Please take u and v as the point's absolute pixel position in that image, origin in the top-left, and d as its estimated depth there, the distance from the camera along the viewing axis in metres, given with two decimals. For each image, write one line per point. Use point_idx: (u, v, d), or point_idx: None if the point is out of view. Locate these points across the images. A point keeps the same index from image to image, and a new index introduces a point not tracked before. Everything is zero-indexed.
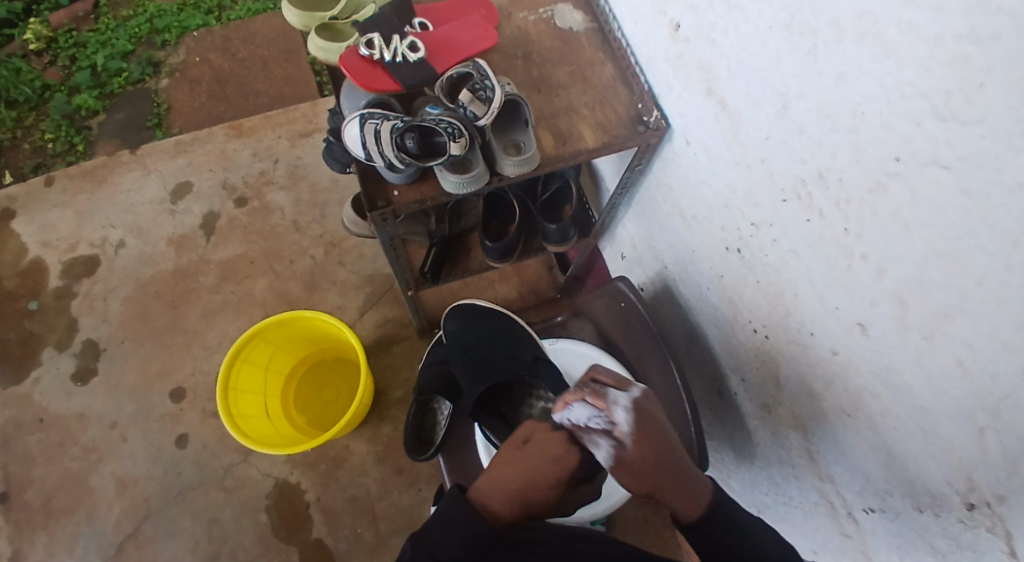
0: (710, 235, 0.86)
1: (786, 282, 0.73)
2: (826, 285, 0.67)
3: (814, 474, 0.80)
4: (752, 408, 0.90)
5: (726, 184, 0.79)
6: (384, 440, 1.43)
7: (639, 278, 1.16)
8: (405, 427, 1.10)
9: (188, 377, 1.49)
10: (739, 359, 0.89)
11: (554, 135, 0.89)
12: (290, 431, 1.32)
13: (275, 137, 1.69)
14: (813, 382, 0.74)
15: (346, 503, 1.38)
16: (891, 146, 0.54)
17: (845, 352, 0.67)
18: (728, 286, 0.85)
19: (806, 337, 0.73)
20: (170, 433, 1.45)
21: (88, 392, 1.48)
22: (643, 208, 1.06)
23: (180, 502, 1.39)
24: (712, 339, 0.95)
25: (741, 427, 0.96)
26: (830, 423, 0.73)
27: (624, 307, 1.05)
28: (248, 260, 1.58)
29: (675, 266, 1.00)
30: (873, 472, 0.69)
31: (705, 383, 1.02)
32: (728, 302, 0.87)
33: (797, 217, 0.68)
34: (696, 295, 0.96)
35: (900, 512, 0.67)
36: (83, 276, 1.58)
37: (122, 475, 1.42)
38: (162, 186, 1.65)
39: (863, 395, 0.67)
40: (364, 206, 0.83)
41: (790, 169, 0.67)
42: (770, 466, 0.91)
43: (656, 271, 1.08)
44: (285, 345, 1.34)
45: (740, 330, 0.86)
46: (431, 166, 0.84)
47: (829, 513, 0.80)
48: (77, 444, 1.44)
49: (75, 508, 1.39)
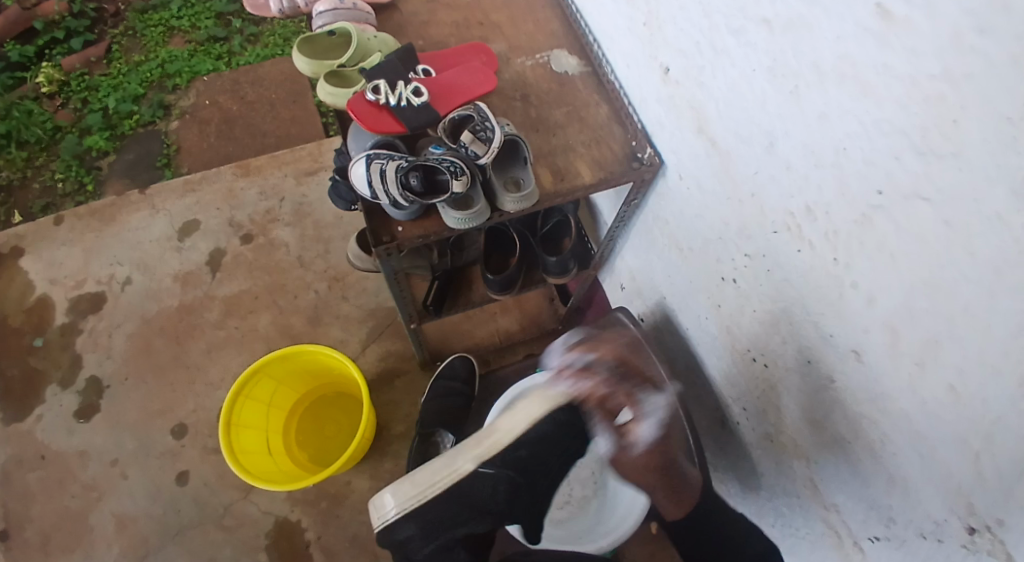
0: (706, 268, 0.88)
1: (782, 313, 0.75)
2: (822, 318, 0.68)
3: (819, 503, 0.81)
4: (755, 437, 0.91)
5: (720, 217, 0.81)
6: (386, 476, 1.43)
7: (638, 309, 1.18)
8: (402, 506, 0.82)
9: (190, 413, 1.51)
10: (739, 389, 0.90)
11: (552, 172, 0.92)
12: (291, 467, 1.33)
13: (282, 176, 1.73)
14: (811, 407, 0.75)
15: (347, 542, 1.38)
16: (875, 180, 0.57)
17: (842, 379, 0.68)
18: (726, 316, 0.87)
19: (803, 365, 0.74)
20: (171, 470, 1.46)
21: (90, 429, 1.50)
22: (640, 241, 1.08)
23: (179, 541, 1.40)
24: (711, 369, 0.97)
25: (744, 456, 0.96)
26: (831, 450, 0.74)
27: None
28: (252, 296, 1.60)
29: (673, 297, 1.02)
30: (875, 499, 0.70)
31: (706, 413, 1.03)
32: (726, 333, 0.88)
33: (789, 248, 0.70)
34: (696, 327, 0.97)
35: (904, 540, 0.68)
36: (89, 313, 1.60)
37: (121, 513, 1.43)
38: (170, 223, 1.68)
39: (862, 423, 0.68)
40: (369, 241, 0.85)
41: (780, 202, 0.69)
42: (775, 496, 0.91)
43: (656, 302, 1.09)
44: (287, 381, 1.35)
45: (739, 358, 0.87)
46: (434, 204, 0.86)
47: (835, 544, 0.80)
48: (77, 482, 1.45)
49: (74, 547, 1.40)
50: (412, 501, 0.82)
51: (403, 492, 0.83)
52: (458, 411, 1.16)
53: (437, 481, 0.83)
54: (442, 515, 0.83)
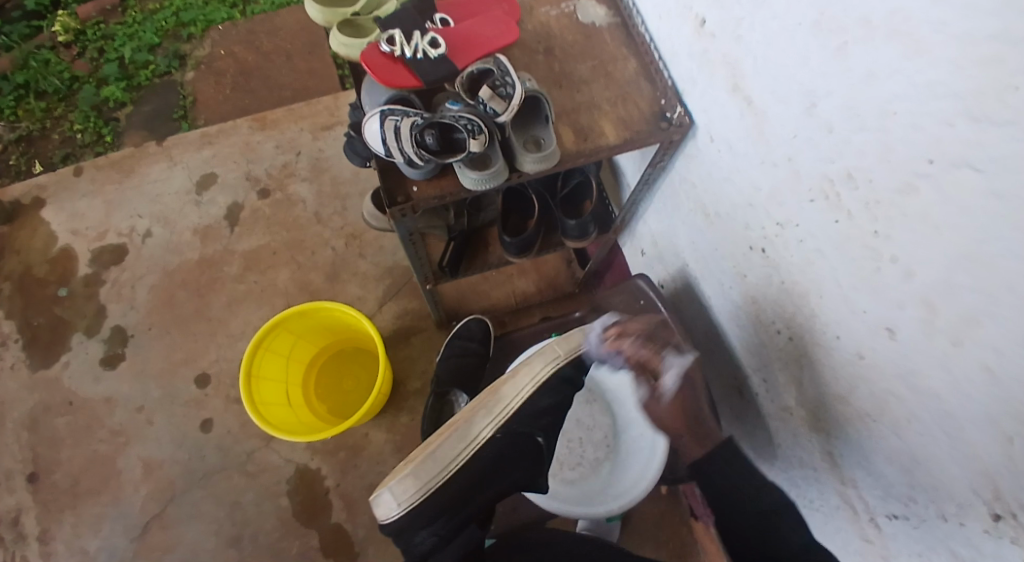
0: (734, 235, 0.85)
1: (811, 283, 0.72)
2: (853, 289, 0.66)
3: (836, 477, 0.80)
4: (774, 408, 0.89)
5: (751, 183, 0.78)
6: (402, 430, 1.46)
7: (658, 275, 1.16)
8: (424, 488, 0.80)
9: (212, 364, 1.54)
10: (759, 358, 0.88)
11: (575, 131, 0.89)
12: (311, 419, 1.34)
13: (298, 130, 1.70)
14: (834, 382, 0.73)
15: (364, 490, 1.44)
16: (922, 147, 0.53)
17: (871, 355, 0.66)
18: (751, 285, 0.85)
19: (830, 339, 0.72)
20: (196, 418, 1.52)
21: (116, 377, 1.55)
22: (663, 206, 1.05)
23: (204, 485, 1.48)
24: (732, 338, 0.95)
25: (761, 426, 0.95)
26: (854, 427, 0.73)
27: (643, 304, 1.06)
28: (271, 251, 1.60)
29: (695, 263, 1.00)
30: (896, 477, 0.69)
31: (722, 382, 1.02)
32: (750, 301, 0.86)
33: (824, 217, 0.67)
34: (717, 294, 0.95)
35: (924, 519, 0.66)
36: (112, 264, 1.62)
37: (147, 458, 1.50)
38: (187, 176, 1.67)
39: (889, 400, 0.66)
40: (383, 201, 0.83)
41: (817, 168, 0.66)
42: (790, 467, 0.90)
43: (677, 269, 1.07)
44: (306, 336, 1.34)
45: (762, 329, 0.85)
46: (451, 162, 0.83)
47: (850, 518, 0.80)
48: (104, 427, 1.52)
49: (102, 490, 1.49)
50: (431, 482, 0.81)
51: (421, 475, 0.81)
52: (474, 375, 1.15)
53: (455, 459, 0.82)
54: (462, 488, 0.81)
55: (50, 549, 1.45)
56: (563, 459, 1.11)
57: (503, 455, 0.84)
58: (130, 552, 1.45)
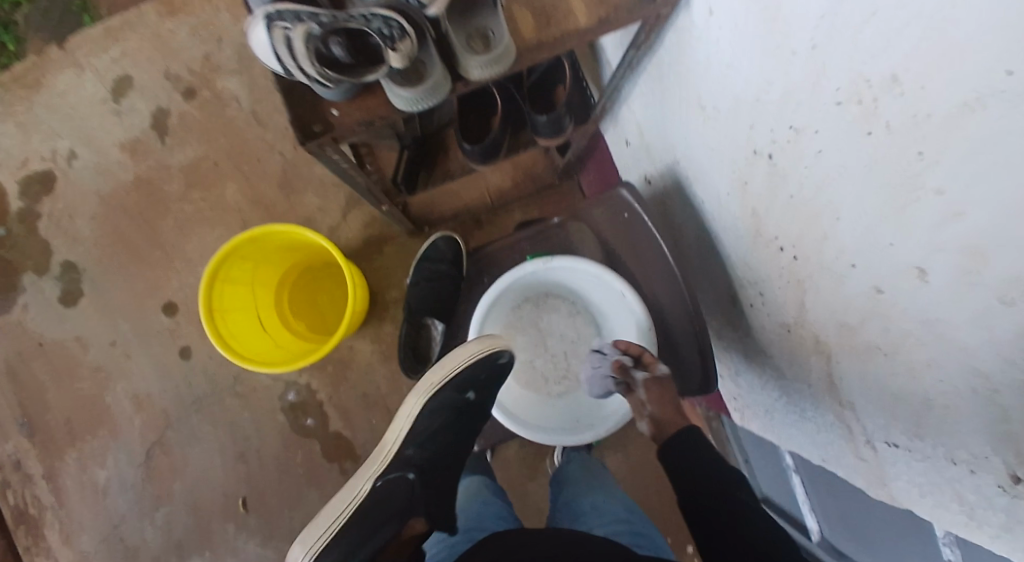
0: (736, 135, 0.69)
1: (824, 201, 0.58)
2: (875, 215, 0.51)
3: (834, 400, 0.70)
4: (772, 324, 0.79)
5: (761, 75, 0.61)
6: (387, 340, 1.41)
7: (645, 168, 1.02)
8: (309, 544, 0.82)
9: (177, 292, 1.45)
10: (757, 274, 0.77)
11: (534, 13, 0.72)
12: (291, 342, 1.28)
13: (214, 11, 1.45)
14: (842, 310, 0.61)
15: (358, 400, 1.41)
16: (995, 52, 0.36)
17: (891, 291, 0.53)
18: (752, 195, 0.71)
19: (844, 267, 0.58)
20: (173, 348, 1.45)
21: (81, 315, 1.46)
22: (650, 91, 0.89)
23: (199, 409, 1.45)
24: (729, 249, 0.83)
25: (754, 334, 0.86)
26: (861, 359, 0.61)
27: (627, 218, 0.96)
28: (212, 162, 1.44)
29: (688, 165, 0.85)
30: (902, 412, 0.57)
31: (716, 293, 0.94)
32: (750, 213, 0.73)
33: (853, 127, 0.51)
34: (716, 202, 0.81)
35: (927, 457, 0.56)
36: (43, 195, 1.46)
37: (135, 391, 1.46)
38: (101, 83, 1.46)
39: (906, 343, 0.53)
40: (297, 136, 0.70)
41: (851, 63, 0.48)
42: (784, 380, 0.82)
43: (667, 167, 0.93)
44: (267, 259, 1.23)
45: (764, 245, 0.72)
46: (369, 76, 0.68)
47: (845, 437, 0.71)
48: (83, 366, 1.47)
49: (98, 425, 1.47)
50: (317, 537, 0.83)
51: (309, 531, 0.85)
52: (449, 302, 1.07)
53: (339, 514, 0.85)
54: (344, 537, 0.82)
55: (58, 486, 1.47)
56: (548, 373, 1.05)
57: (390, 495, 0.86)
58: (140, 476, 1.47)
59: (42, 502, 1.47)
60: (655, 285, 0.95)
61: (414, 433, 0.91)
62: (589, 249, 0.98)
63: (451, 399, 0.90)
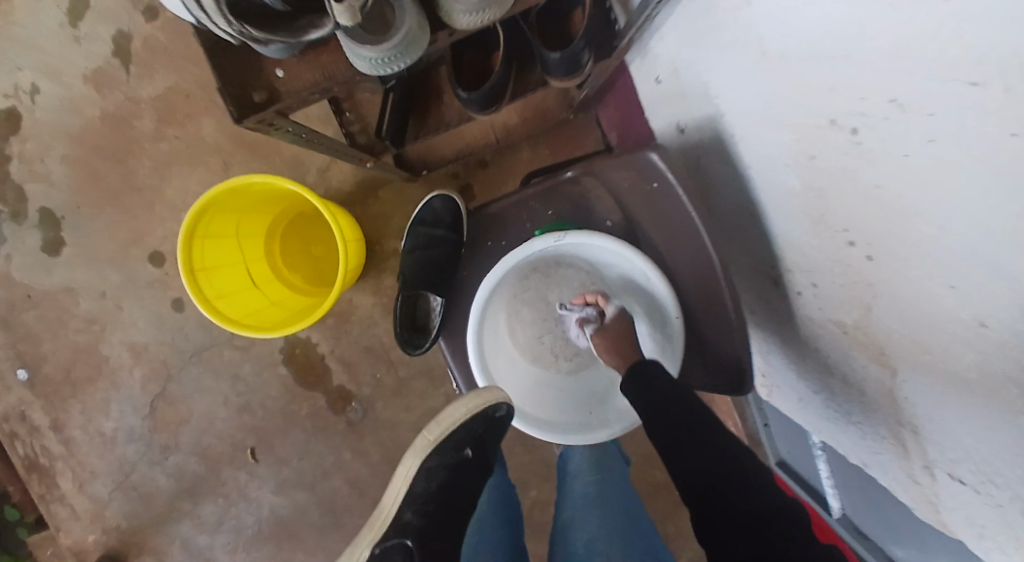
0: (806, 97, 0.54)
1: (926, 200, 0.45)
2: (1006, 238, 0.39)
3: (893, 414, 0.61)
4: (820, 316, 0.68)
5: (846, 24, 0.46)
6: (388, 292, 1.32)
7: (679, 113, 0.85)
8: None
9: (163, 240, 1.35)
10: (811, 259, 0.65)
11: None
12: (286, 297, 1.19)
13: None
14: (925, 330, 0.50)
15: (361, 353, 1.34)
16: None
17: (999, 328, 0.42)
18: (817, 172, 0.57)
19: (938, 284, 0.47)
20: (165, 298, 1.37)
21: (65, 265, 1.36)
22: (688, 19, 0.72)
23: (198, 362, 1.38)
24: (774, 221, 0.70)
25: (793, 321, 0.76)
26: (940, 386, 0.51)
27: (657, 188, 0.83)
28: (184, 95, 1.31)
29: (730, 115, 0.70)
30: (980, 455, 0.49)
31: (752, 263, 0.82)
32: (812, 190, 0.60)
33: (991, 117, 0.37)
34: (767, 171, 0.67)
35: (1000, 506, 0.48)
36: (9, 135, 1.33)
37: (132, 341, 1.38)
38: (55, 6, 1.30)
39: (1014, 391, 0.43)
40: (231, 114, 0.70)
41: (1005, 28, 0.34)
42: (827, 375, 0.73)
43: (707, 117, 0.77)
44: (252, 209, 1.12)
45: (826, 230, 0.60)
46: (303, 30, 0.64)
47: (897, 453, 0.63)
48: (76, 317, 1.38)
49: (98, 377, 1.40)
50: None
51: None
52: (448, 267, 0.97)
53: None
54: None
55: (67, 436, 1.42)
56: (557, 348, 0.94)
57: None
58: (147, 429, 1.41)
59: (52, 452, 1.41)
60: (683, 264, 0.84)
61: (413, 495, 0.91)
62: (607, 208, 0.87)
63: (449, 458, 0.91)
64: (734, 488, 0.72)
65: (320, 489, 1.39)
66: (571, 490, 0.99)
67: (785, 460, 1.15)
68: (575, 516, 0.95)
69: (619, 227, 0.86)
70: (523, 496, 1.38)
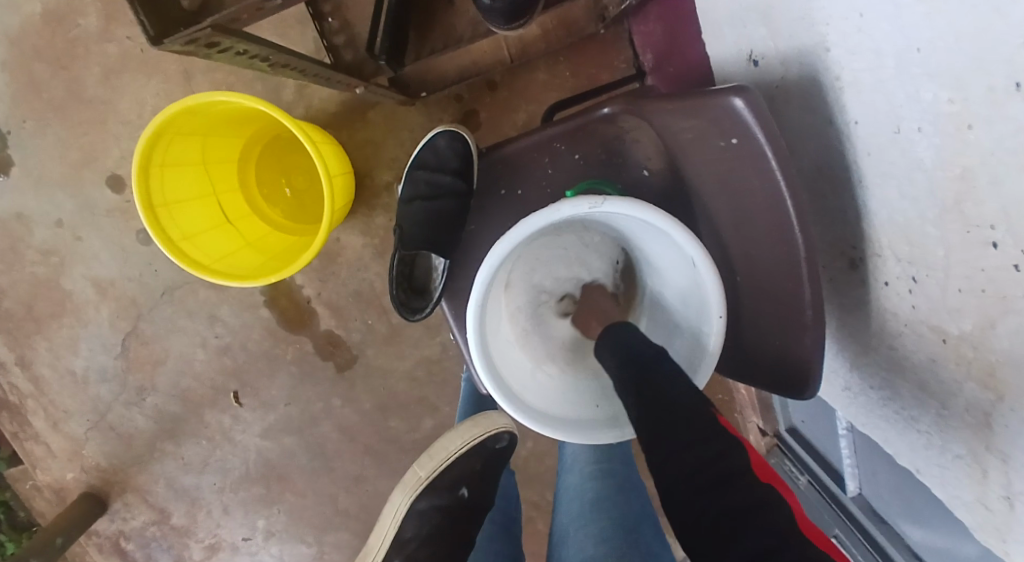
0: (977, 49, 0.41)
1: None
2: None
3: (981, 437, 0.52)
4: (912, 314, 0.59)
5: None
6: (379, 232, 1.19)
7: (752, 40, 0.72)
8: None
9: (120, 163, 1.19)
10: (923, 244, 0.54)
11: None
12: (263, 234, 1.05)
13: None
14: None
15: (350, 298, 1.22)
16: None
17: None
18: (967, 143, 0.45)
19: None
20: (129, 229, 1.22)
21: (13, 187, 1.20)
22: None
23: (170, 301, 1.24)
24: (877, 191, 0.58)
25: (870, 309, 0.67)
26: None
27: (731, 147, 0.68)
28: None
29: (840, 52, 0.56)
30: None
31: (826, 226, 0.71)
32: (952, 163, 0.47)
33: None
34: (883, 133, 0.54)
35: None
36: None
37: (95, 276, 1.23)
38: None
39: None
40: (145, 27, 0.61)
41: None
42: (896, 374, 0.64)
43: (797, 46, 0.63)
44: (219, 130, 0.96)
45: (959, 215, 0.48)
46: None
47: (968, 472, 0.54)
48: (31, 248, 1.22)
49: (61, 313, 1.25)
50: None
51: None
52: (451, 217, 0.85)
53: None
54: None
55: (35, 373, 1.28)
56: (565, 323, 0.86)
57: None
58: (120, 368, 1.28)
59: (20, 389, 1.28)
60: (732, 231, 0.72)
61: (401, 541, 0.92)
62: (645, 154, 0.77)
63: (444, 497, 0.92)
64: (679, 422, 0.62)
65: (309, 435, 1.29)
66: (565, 483, 0.92)
67: (797, 428, 1.08)
68: (569, 521, 0.86)
69: (658, 175, 0.77)
70: (519, 448, 1.30)
